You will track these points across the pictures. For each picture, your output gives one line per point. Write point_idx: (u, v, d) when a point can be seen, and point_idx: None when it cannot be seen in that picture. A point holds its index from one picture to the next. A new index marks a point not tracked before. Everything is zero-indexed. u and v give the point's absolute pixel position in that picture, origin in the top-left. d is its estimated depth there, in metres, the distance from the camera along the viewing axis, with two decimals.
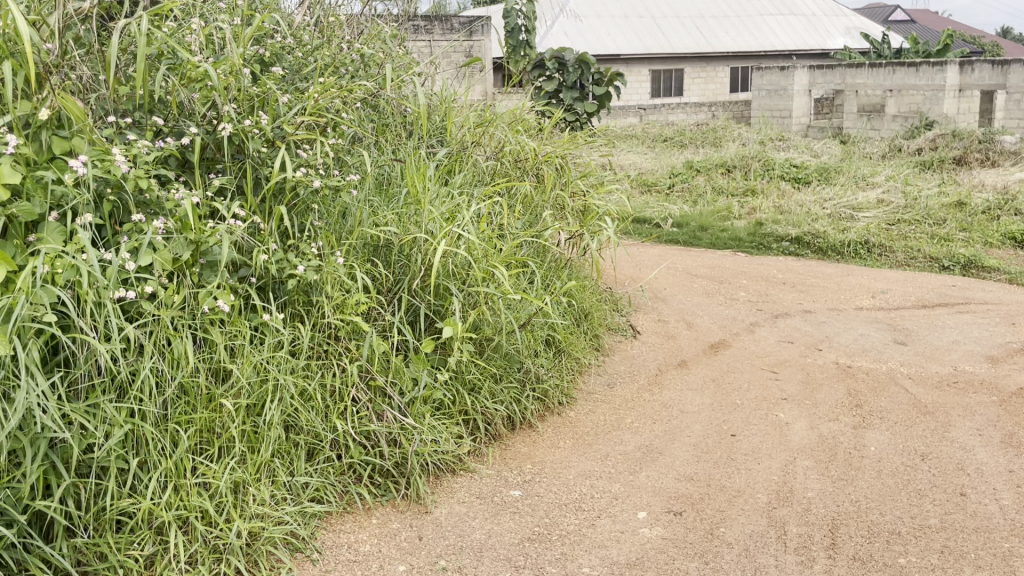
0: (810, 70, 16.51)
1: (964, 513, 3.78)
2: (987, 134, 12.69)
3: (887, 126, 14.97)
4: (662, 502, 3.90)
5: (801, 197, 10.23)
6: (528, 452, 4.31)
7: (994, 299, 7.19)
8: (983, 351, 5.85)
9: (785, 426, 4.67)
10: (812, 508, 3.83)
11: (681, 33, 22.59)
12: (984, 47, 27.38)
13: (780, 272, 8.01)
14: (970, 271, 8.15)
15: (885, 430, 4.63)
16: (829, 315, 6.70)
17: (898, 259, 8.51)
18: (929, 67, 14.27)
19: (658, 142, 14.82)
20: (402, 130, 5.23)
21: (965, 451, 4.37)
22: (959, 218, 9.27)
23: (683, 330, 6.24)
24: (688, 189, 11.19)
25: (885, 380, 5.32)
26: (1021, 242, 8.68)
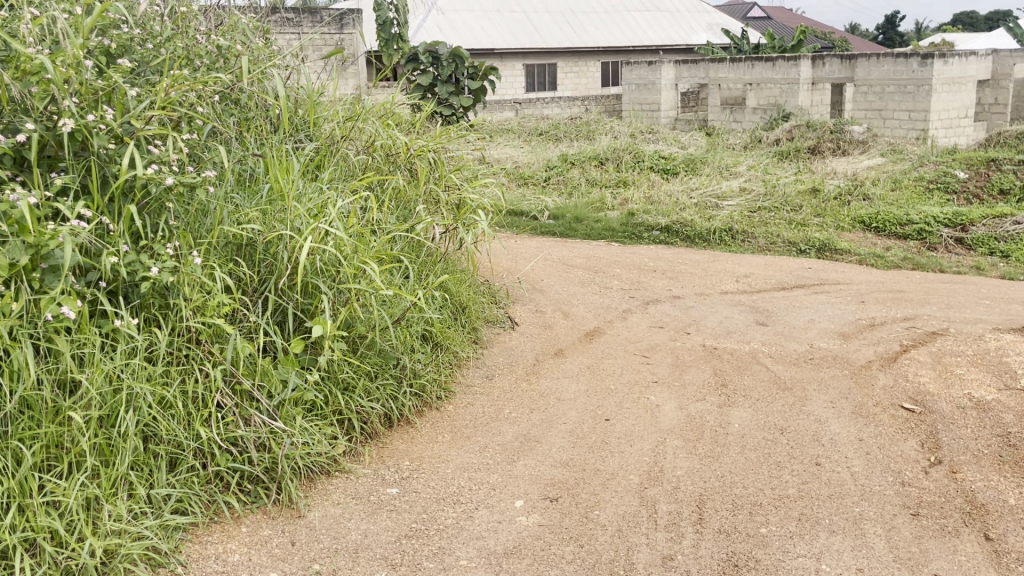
0: (676, 64, 17.13)
1: (819, 482, 4.01)
2: (837, 124, 13.53)
3: (748, 118, 15.72)
4: (539, 489, 3.95)
5: (670, 187, 10.62)
6: (406, 449, 4.27)
7: (846, 280, 7.66)
8: (836, 328, 6.24)
9: (655, 409, 4.83)
10: (681, 486, 3.97)
11: (553, 28, 22.94)
12: (833, 42, 29.13)
13: (651, 260, 8.27)
14: (825, 254, 8.65)
15: (748, 407, 4.86)
16: (696, 300, 6.97)
17: (760, 245, 8.93)
18: (784, 61, 14.98)
19: (534, 135, 15.01)
20: (266, 124, 5.07)
21: (820, 422, 4.64)
22: (814, 205, 9.85)
23: (560, 320, 6.34)
24: (563, 182, 11.38)
25: (747, 359, 5.58)
26: (869, 225, 9.30)
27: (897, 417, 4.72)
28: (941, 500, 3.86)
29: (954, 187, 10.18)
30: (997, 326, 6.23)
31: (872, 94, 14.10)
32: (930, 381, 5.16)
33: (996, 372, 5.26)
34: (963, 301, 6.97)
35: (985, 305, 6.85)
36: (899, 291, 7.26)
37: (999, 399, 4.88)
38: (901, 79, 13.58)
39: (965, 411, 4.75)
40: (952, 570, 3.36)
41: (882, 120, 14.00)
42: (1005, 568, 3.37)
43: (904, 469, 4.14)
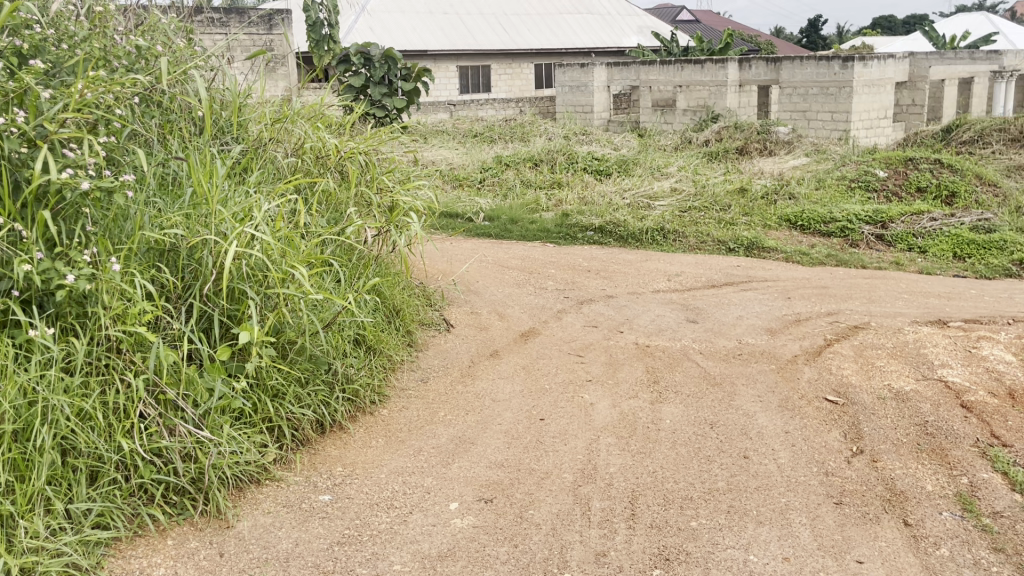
0: (608, 67, 17.34)
1: (747, 474, 4.11)
2: (763, 125, 13.88)
3: (678, 120, 16.01)
4: (473, 491, 3.95)
5: (603, 187, 10.74)
6: (339, 455, 4.22)
7: (773, 277, 7.87)
8: (763, 324, 6.40)
9: (589, 407, 4.88)
10: (614, 483, 4.02)
11: (486, 30, 22.97)
12: (760, 45, 29.86)
13: (585, 261, 8.34)
14: (753, 252, 8.86)
15: (679, 403, 4.95)
16: (629, 299, 7.07)
17: (691, 244, 9.10)
18: (712, 64, 15.31)
19: (468, 137, 14.99)
20: (189, 126, 4.96)
21: (747, 416, 4.76)
22: (742, 204, 10.09)
23: (495, 321, 6.36)
24: (498, 184, 11.40)
25: (679, 356, 5.69)
26: (795, 223, 9.56)
27: (821, 410, 4.86)
28: (863, 489, 3.99)
29: (874, 185, 10.54)
30: (915, 319, 6.48)
31: (796, 96, 14.52)
32: (852, 373, 5.33)
33: (914, 364, 5.47)
34: (883, 296, 7.22)
35: (904, 299, 7.11)
36: (823, 287, 7.48)
37: (917, 389, 5.08)
38: (823, 81, 14.01)
39: (885, 402, 4.92)
40: (873, 555, 3.47)
41: (807, 121, 14.42)
42: (922, 552, 3.50)
43: (828, 459, 4.27)
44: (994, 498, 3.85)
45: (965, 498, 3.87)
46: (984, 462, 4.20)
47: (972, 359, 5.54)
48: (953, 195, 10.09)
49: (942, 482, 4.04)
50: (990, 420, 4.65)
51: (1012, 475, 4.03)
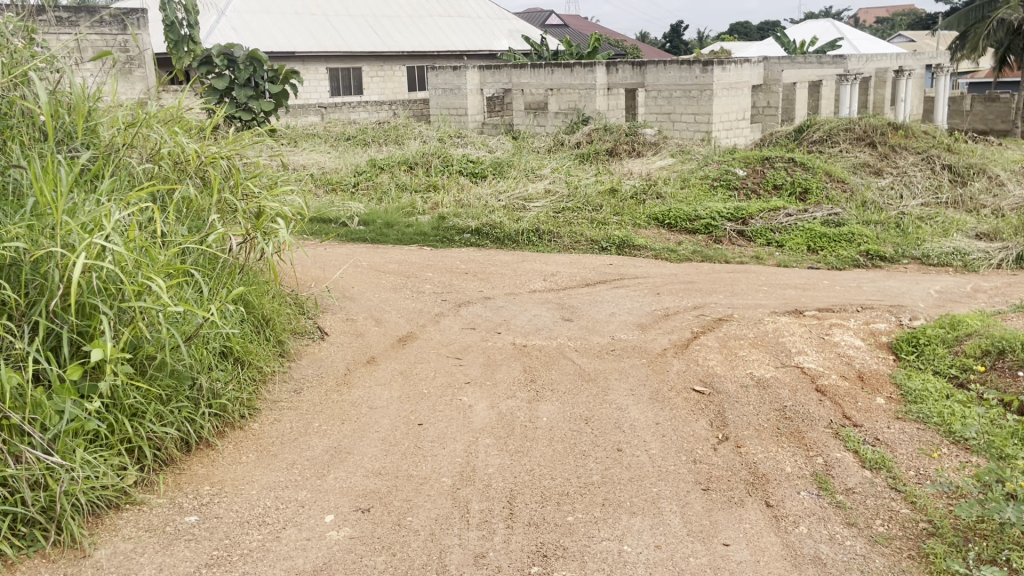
0: (480, 69, 17.43)
1: (620, 466, 4.23)
2: (631, 127, 14.30)
3: (551, 122, 16.31)
4: (350, 501, 3.87)
5: (479, 190, 10.78)
6: (206, 473, 4.05)
7: (644, 274, 8.12)
8: (634, 320, 6.59)
9: (467, 409, 4.89)
10: (492, 483, 4.04)
11: (356, 32, 22.64)
12: (626, 49, 30.82)
13: (462, 263, 8.34)
14: (624, 250, 9.11)
15: (555, 400, 5.03)
16: (506, 300, 7.12)
17: (566, 244, 9.27)
18: (580, 68, 15.66)
19: (341, 141, 14.72)
20: (30, 132, 4.66)
21: (620, 410, 4.89)
22: (613, 204, 10.37)
23: (372, 326, 6.27)
24: (372, 188, 11.25)
25: (555, 354, 5.79)
26: (663, 222, 9.91)
27: (689, 400, 5.06)
28: (728, 474, 4.17)
29: (735, 184, 11.05)
30: (774, 310, 6.84)
31: (661, 98, 15.05)
32: (718, 364, 5.58)
33: (773, 352, 5.77)
34: (745, 289, 7.58)
35: (764, 291, 7.49)
36: (690, 282, 7.78)
37: (777, 376, 5.36)
38: (686, 84, 14.57)
39: (748, 389, 5.17)
40: (739, 537, 3.61)
41: (671, 122, 14.99)
42: (783, 530, 3.67)
43: (696, 447, 4.44)
44: (847, 475, 4.11)
45: (821, 477, 4.11)
46: (837, 442, 4.48)
47: (825, 346, 5.90)
48: (806, 191, 10.69)
49: (800, 464, 4.27)
50: (841, 402, 4.97)
51: (862, 453, 4.31)
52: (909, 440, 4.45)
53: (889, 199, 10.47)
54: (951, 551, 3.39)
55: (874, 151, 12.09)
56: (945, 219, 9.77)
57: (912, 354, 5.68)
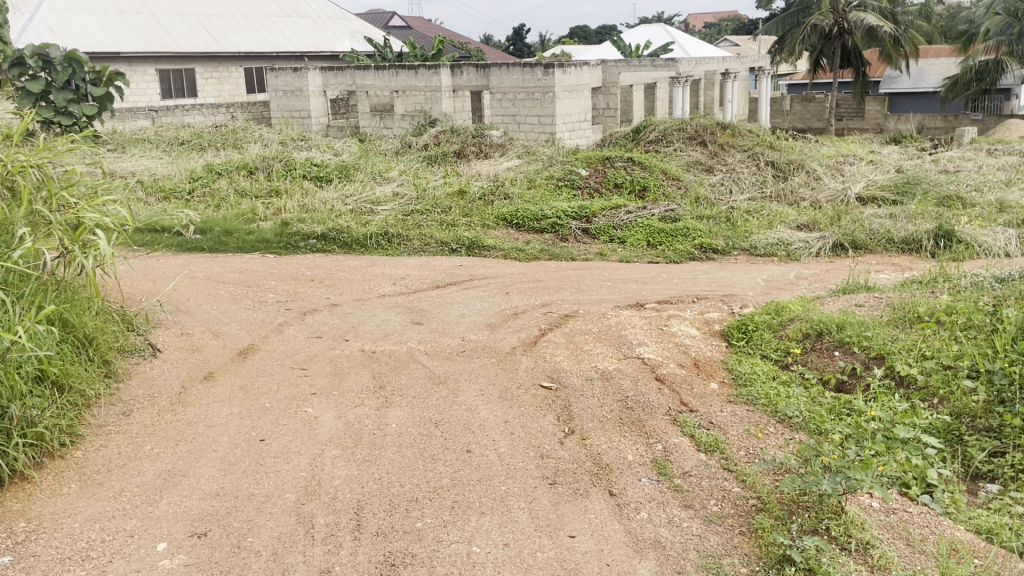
0: (322, 71, 17.05)
1: (469, 467, 4.23)
2: (477, 129, 14.38)
3: (397, 125, 16.18)
4: (184, 526, 3.67)
5: (324, 194, 10.50)
6: (20, 510, 3.73)
7: (493, 274, 8.19)
8: (483, 320, 6.63)
9: (313, 420, 4.75)
10: (338, 495, 3.94)
11: (187, 32, 21.58)
12: (470, 52, 31.09)
13: (308, 270, 8.11)
14: (474, 251, 9.14)
15: (404, 405, 4.97)
16: (354, 306, 6.98)
17: (415, 247, 9.18)
18: (425, 70, 15.61)
19: (174, 145, 13.99)
20: None
21: (470, 411, 4.90)
22: (461, 206, 10.40)
23: (209, 340, 5.98)
24: (209, 195, 10.75)
25: (404, 359, 5.73)
26: (511, 222, 10.04)
27: (536, 396, 5.13)
28: (574, 467, 4.25)
29: (578, 183, 11.36)
30: (617, 304, 7.08)
31: (506, 100, 15.20)
32: (564, 359, 5.70)
33: (616, 345, 5.97)
34: (591, 285, 7.79)
35: (608, 287, 7.73)
36: (538, 281, 7.91)
37: (619, 367, 5.55)
38: (529, 87, 14.82)
39: (592, 382, 5.31)
40: (584, 528, 3.69)
41: (516, 125, 15.19)
42: (625, 517, 3.78)
43: (543, 443, 4.51)
44: (684, 460, 4.29)
45: (660, 463, 4.27)
46: (674, 428, 4.68)
47: (664, 336, 6.16)
48: (644, 189, 11.12)
49: (641, 452, 4.42)
50: (679, 389, 5.20)
51: (697, 437, 4.52)
52: (739, 422, 4.71)
53: (720, 194, 11.08)
54: (777, 524, 3.60)
55: (705, 150, 12.75)
56: (770, 211, 10.44)
57: (742, 340, 6.03)
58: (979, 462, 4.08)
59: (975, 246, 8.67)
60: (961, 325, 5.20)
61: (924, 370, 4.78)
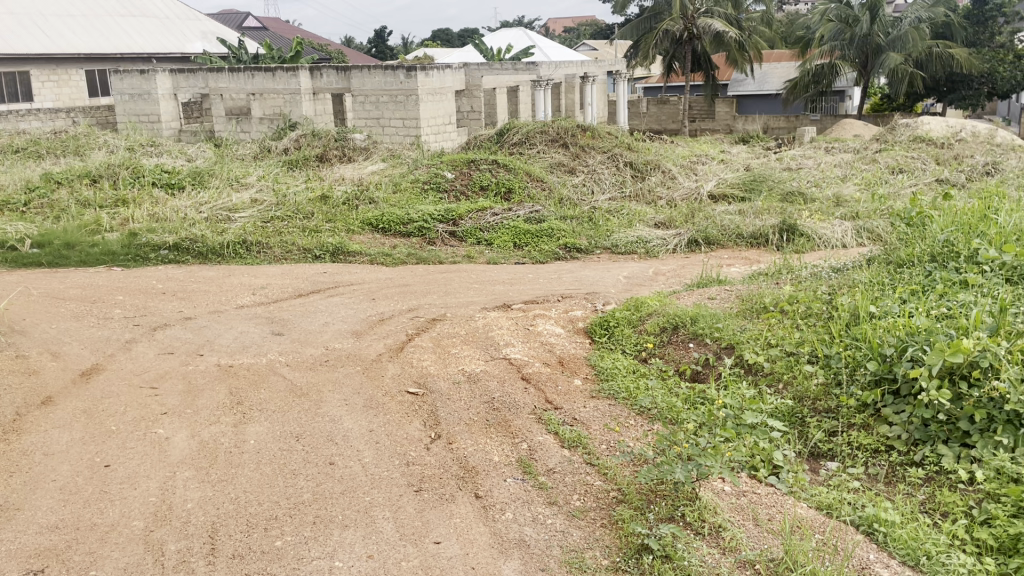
0: (172, 73, 16.28)
1: (332, 480, 4.12)
2: (339, 132, 14.09)
3: (255, 129, 15.66)
4: (18, 565, 3.42)
5: (175, 202, 10.01)
6: None
7: (358, 279, 8.05)
8: (348, 327, 6.50)
9: (164, 441, 4.51)
10: (191, 519, 3.75)
11: (20, 32, 20.07)
12: (330, 54, 30.54)
13: (159, 283, 7.70)
14: (338, 258, 8.94)
15: (264, 420, 4.79)
16: (209, 318, 6.68)
17: (276, 254, 8.89)
18: (283, 72, 15.17)
19: (7, 153, 12.97)
20: None
21: (333, 422, 4.78)
22: (324, 211, 10.16)
23: (47, 362, 5.56)
24: (48, 206, 10.04)
25: (263, 372, 5.52)
26: (376, 226, 9.91)
27: (403, 402, 5.06)
28: (439, 472, 4.21)
29: (444, 186, 11.33)
30: (484, 306, 7.10)
31: (368, 103, 14.99)
32: (431, 364, 5.66)
33: (483, 347, 5.99)
34: (458, 288, 7.78)
35: (475, 289, 7.74)
36: (404, 285, 7.82)
37: (486, 369, 5.56)
38: (391, 90, 14.67)
39: (459, 386, 5.29)
40: (449, 533, 3.67)
41: (380, 128, 14.99)
42: (490, 519, 3.78)
43: (408, 449, 4.45)
44: (548, 457, 4.33)
45: (525, 462, 4.29)
46: (539, 426, 4.72)
47: (530, 336, 6.23)
48: (510, 191, 11.22)
49: (506, 452, 4.43)
50: (544, 387, 5.27)
51: (561, 433, 4.59)
52: (600, 416, 4.81)
53: (582, 195, 11.34)
54: (637, 515, 3.70)
55: (567, 151, 13.01)
56: (629, 211, 10.77)
57: (605, 336, 6.18)
58: (819, 441, 4.32)
59: (815, 239, 9.19)
60: (802, 313, 5.52)
61: (770, 357, 5.06)
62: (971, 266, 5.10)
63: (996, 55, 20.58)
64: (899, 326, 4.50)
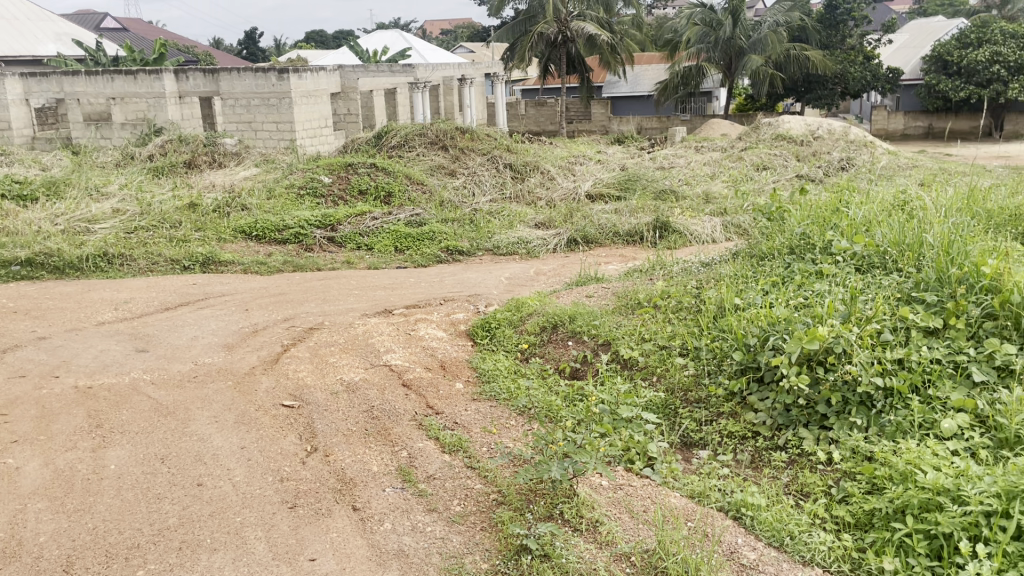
0: (21, 77, 15.24)
1: (200, 503, 3.93)
2: (208, 137, 13.56)
3: (117, 135, 14.86)
4: None
5: (27, 214, 9.37)
6: None
7: (230, 290, 7.75)
8: (219, 341, 6.24)
9: (14, 472, 4.19)
10: (43, 554, 3.51)
11: None
12: (198, 56, 29.43)
13: (10, 301, 7.18)
14: (209, 268, 8.58)
15: (126, 443, 4.53)
16: (66, 337, 6.27)
17: (141, 266, 8.46)
18: (145, 75, 14.43)
19: None
20: None
21: (203, 441, 4.57)
22: (193, 219, 9.75)
23: None
24: None
25: (126, 392, 5.21)
26: (250, 234, 9.59)
27: (277, 416, 4.89)
28: (316, 486, 4.09)
29: (321, 191, 11.07)
30: (363, 313, 6.97)
31: (239, 107, 14.48)
32: (307, 375, 5.49)
33: (363, 354, 5.87)
34: (336, 295, 7.60)
35: (354, 296, 7.58)
36: (280, 294, 7.59)
37: (365, 377, 5.45)
38: (263, 92, 14.23)
39: (337, 396, 5.16)
40: (325, 549, 3.57)
41: (253, 132, 14.51)
42: (368, 531, 3.69)
43: (282, 465, 4.30)
44: (428, 463, 4.27)
45: (405, 470, 4.21)
46: (419, 433, 4.65)
47: (411, 341, 6.15)
48: (389, 195, 11.08)
49: (386, 461, 4.34)
50: (425, 393, 5.21)
51: (442, 439, 4.54)
52: (481, 419, 4.80)
53: (463, 197, 11.31)
54: (516, 515, 3.71)
55: (446, 154, 12.97)
56: (510, 212, 10.84)
57: (486, 338, 6.18)
58: (691, 431, 4.45)
59: (687, 235, 9.51)
60: (674, 308, 5.69)
61: (645, 351, 5.19)
62: (826, 257, 5.38)
63: (847, 57, 21.91)
64: (761, 316, 4.70)
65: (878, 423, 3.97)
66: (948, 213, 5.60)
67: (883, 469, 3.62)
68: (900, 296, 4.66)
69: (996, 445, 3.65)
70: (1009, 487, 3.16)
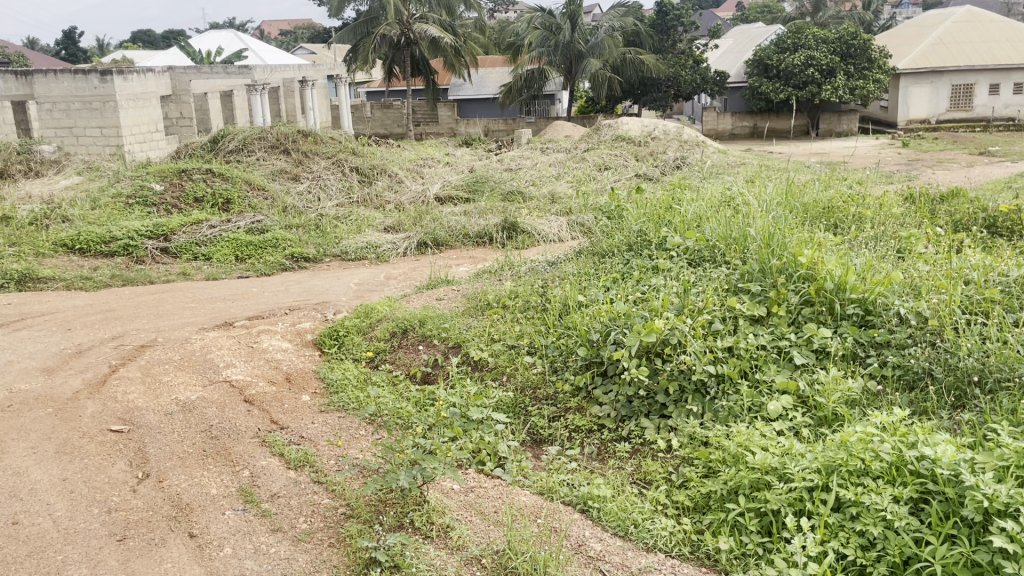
0: None
1: (15, 543, 3.59)
2: (23, 144, 12.54)
3: None
4: None
5: None
6: None
7: (51, 309, 7.16)
8: (37, 365, 5.74)
9: None
10: None
11: None
12: (8, 57, 27.11)
13: None
14: (26, 286, 7.90)
15: None
16: None
17: None
18: None
19: None
20: None
21: (18, 475, 4.18)
22: (6, 234, 8.95)
23: None
24: None
25: None
26: (72, 248, 8.91)
27: (104, 443, 4.54)
28: (149, 515, 3.83)
29: (152, 200, 10.44)
30: (202, 327, 6.62)
31: (57, 111, 13.46)
32: (138, 397, 5.14)
33: (201, 371, 5.57)
34: (171, 309, 7.18)
35: (191, 309, 7.19)
36: (109, 311, 7.09)
37: (203, 395, 5.16)
38: (84, 95, 13.26)
39: (171, 417, 4.86)
40: None
41: (74, 138, 13.51)
42: (206, 558, 3.49)
43: (110, 495, 3.99)
44: (272, 482, 4.09)
45: (247, 490, 4.02)
46: (262, 450, 4.46)
47: (254, 354, 5.89)
48: (228, 202, 10.60)
49: (225, 482, 4.13)
50: (269, 408, 4.99)
51: (286, 454, 4.37)
52: (328, 431, 4.66)
53: (307, 202, 10.99)
54: (365, 528, 3.62)
55: (289, 158, 12.56)
56: (357, 216, 10.63)
57: (334, 346, 6.01)
58: (540, 428, 4.50)
59: (534, 235, 9.66)
60: (521, 308, 5.76)
61: (494, 352, 5.22)
62: (661, 252, 5.61)
63: (678, 61, 23.01)
64: (603, 312, 4.84)
65: (712, 409, 4.16)
66: (769, 207, 5.97)
67: (717, 453, 3.81)
68: (728, 287, 4.90)
69: (816, 423, 3.90)
70: (827, 462, 3.39)
